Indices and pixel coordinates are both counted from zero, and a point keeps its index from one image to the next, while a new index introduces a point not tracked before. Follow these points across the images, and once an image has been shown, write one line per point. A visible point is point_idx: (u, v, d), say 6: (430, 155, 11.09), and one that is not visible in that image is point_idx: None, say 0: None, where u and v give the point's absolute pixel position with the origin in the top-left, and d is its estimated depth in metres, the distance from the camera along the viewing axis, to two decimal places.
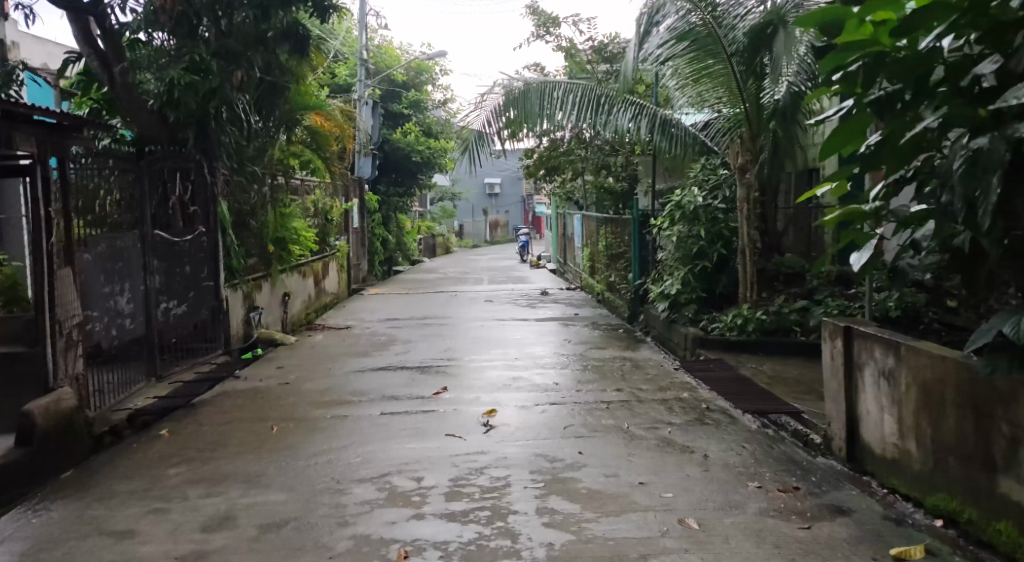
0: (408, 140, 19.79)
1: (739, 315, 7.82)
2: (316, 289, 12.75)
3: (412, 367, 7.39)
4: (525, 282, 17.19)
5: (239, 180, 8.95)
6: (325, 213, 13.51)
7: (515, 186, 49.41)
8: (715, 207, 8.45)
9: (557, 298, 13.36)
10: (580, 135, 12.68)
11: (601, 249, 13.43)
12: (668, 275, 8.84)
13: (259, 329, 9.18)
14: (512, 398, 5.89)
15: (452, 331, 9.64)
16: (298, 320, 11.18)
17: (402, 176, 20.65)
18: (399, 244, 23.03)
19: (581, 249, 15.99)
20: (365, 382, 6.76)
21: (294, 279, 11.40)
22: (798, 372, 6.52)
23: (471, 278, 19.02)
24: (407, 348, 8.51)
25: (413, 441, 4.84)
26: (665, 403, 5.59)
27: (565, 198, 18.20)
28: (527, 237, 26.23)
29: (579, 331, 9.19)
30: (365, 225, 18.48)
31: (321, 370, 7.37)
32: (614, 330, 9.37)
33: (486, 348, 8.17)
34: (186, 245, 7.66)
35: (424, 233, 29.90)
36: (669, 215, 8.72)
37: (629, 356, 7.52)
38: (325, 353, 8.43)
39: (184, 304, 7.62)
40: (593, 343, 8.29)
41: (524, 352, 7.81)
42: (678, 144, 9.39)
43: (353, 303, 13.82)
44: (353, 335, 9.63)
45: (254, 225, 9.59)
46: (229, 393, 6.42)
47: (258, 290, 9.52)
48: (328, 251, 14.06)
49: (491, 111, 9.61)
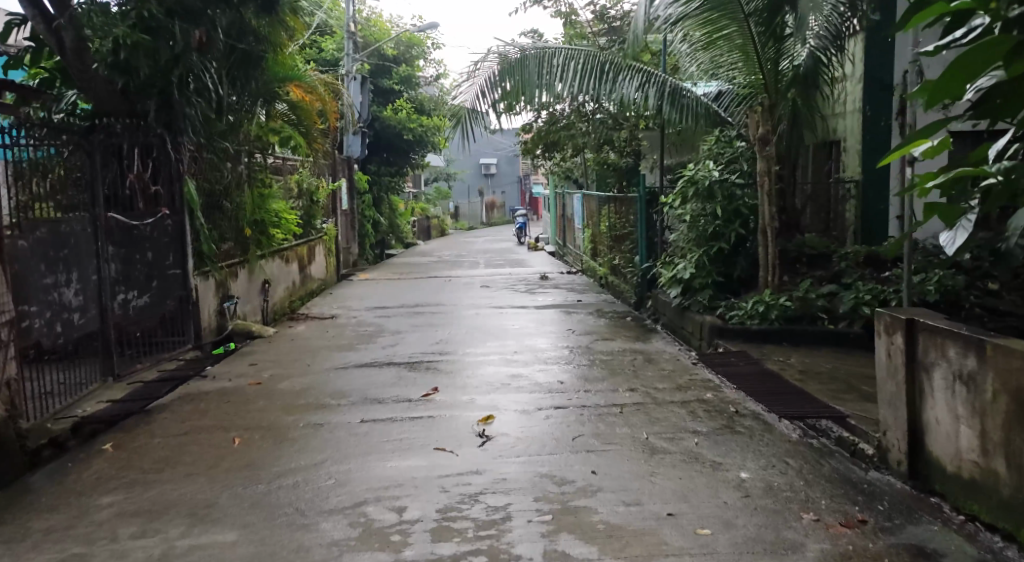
0: (400, 117, 19.00)
1: (760, 302, 7.11)
2: (301, 274, 12.01)
3: (400, 362, 6.67)
4: (523, 265, 16.48)
5: (208, 157, 8.20)
6: (310, 195, 12.75)
7: (511, 166, 48.61)
8: (732, 182, 7.71)
9: (558, 282, 12.63)
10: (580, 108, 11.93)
11: (604, 230, 12.72)
12: (680, 257, 8.12)
13: (235, 321, 8.46)
14: (512, 401, 5.18)
15: (446, 320, 8.91)
16: (280, 309, 10.47)
17: (394, 156, 19.85)
18: (392, 226, 22.25)
19: (582, 230, 15.26)
20: (347, 381, 6.04)
21: (276, 264, 10.66)
22: (832, 366, 5.81)
23: (467, 261, 18.28)
24: (396, 340, 7.79)
25: (397, 457, 4.12)
26: (686, 406, 4.87)
27: (564, 177, 17.43)
28: (524, 218, 25.47)
29: (583, 319, 8.47)
30: (356, 207, 17.71)
31: (299, 367, 6.64)
32: (619, 318, 8.67)
33: (482, 339, 7.45)
34: (147, 229, 6.93)
35: (418, 215, 29.13)
36: (680, 192, 7.99)
37: (640, 348, 6.79)
38: (306, 346, 7.71)
39: (146, 294, 6.90)
40: (598, 334, 7.57)
41: (524, 344, 7.10)
42: (688, 115, 8.63)
43: (342, 289, 13.08)
44: (337, 325, 8.89)
45: (228, 207, 8.82)
46: (191, 396, 5.70)
47: (235, 278, 8.79)
48: (314, 235, 13.31)
49: (485, 81, 8.71)
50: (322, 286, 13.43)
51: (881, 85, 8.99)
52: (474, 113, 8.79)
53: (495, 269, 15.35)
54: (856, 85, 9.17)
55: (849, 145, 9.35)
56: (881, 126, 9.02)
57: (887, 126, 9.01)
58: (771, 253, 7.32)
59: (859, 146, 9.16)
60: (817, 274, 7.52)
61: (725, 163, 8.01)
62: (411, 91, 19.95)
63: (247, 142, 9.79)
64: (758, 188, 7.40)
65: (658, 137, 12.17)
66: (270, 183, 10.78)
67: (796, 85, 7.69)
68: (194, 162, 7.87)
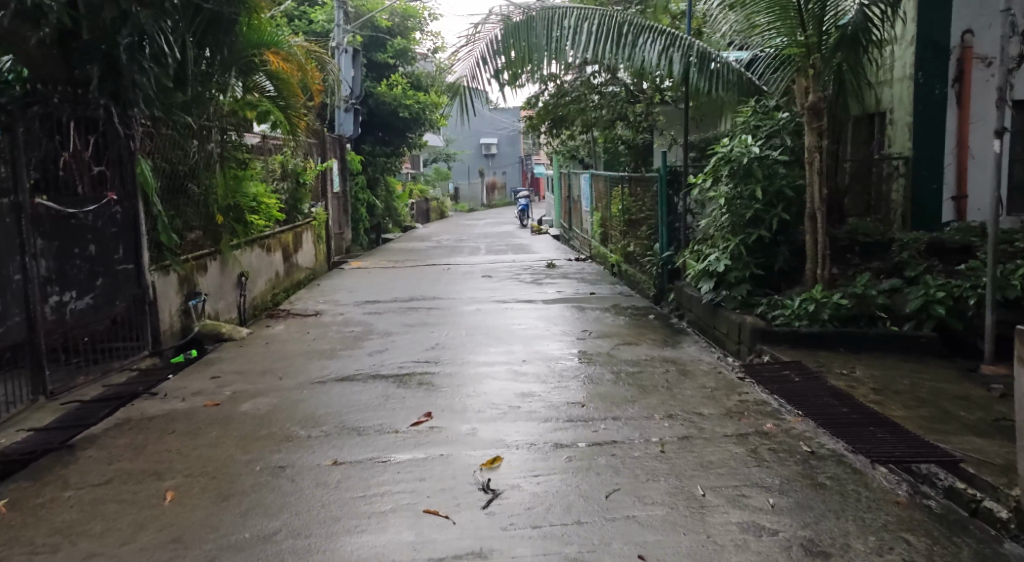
0: (396, 93, 17.90)
1: (810, 301, 6.05)
2: (285, 264, 10.96)
3: (389, 375, 5.64)
4: (527, 251, 15.43)
5: (165, 133, 7.10)
6: (296, 176, 11.66)
7: (512, 146, 47.46)
8: (773, 158, 6.64)
9: (566, 271, 11.60)
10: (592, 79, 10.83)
11: (617, 214, 11.68)
12: (713, 247, 7.08)
13: (203, 320, 7.42)
14: (524, 434, 4.15)
15: (443, 318, 7.88)
16: (260, 304, 9.45)
17: (389, 135, 18.74)
18: (388, 209, 21.16)
19: (590, 214, 14.21)
20: (322, 401, 5.01)
21: (256, 254, 9.62)
22: (911, 383, 4.79)
23: (467, 247, 17.26)
24: (386, 344, 6.77)
25: (372, 529, 3.10)
26: (745, 444, 3.85)
27: (570, 156, 16.35)
28: (527, 199, 24.39)
29: (599, 317, 7.43)
30: (348, 189, 16.64)
31: (268, 380, 5.61)
32: (640, 315, 7.64)
33: (484, 344, 6.43)
34: (89, 218, 5.90)
35: (417, 197, 28.10)
36: (713, 172, 6.94)
37: (671, 356, 5.77)
38: (282, 351, 6.68)
39: (88, 296, 5.86)
40: (619, 337, 6.53)
41: (534, 351, 6.07)
42: (718, 84, 7.54)
43: (330, 279, 12.03)
44: (320, 325, 7.86)
45: (195, 190, 7.75)
46: (132, 421, 4.67)
47: (204, 271, 7.76)
48: (301, 221, 12.27)
49: (486, 47, 7.58)
50: (310, 277, 12.39)
51: (938, 48, 7.79)
52: (474, 92, 7.68)
53: (497, 256, 14.31)
54: (907, 46, 7.98)
55: (896, 116, 8.19)
56: (936, 95, 7.86)
57: (943, 95, 7.84)
58: (822, 244, 6.26)
59: (909, 118, 8.00)
60: (874, 266, 6.47)
61: (764, 137, 6.77)
62: (406, 66, 18.79)
63: (220, 117, 8.73)
64: (805, 167, 6.29)
65: (677, 112, 11.08)
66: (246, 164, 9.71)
67: (842, 47, 6.72)
68: (149, 139, 6.78)
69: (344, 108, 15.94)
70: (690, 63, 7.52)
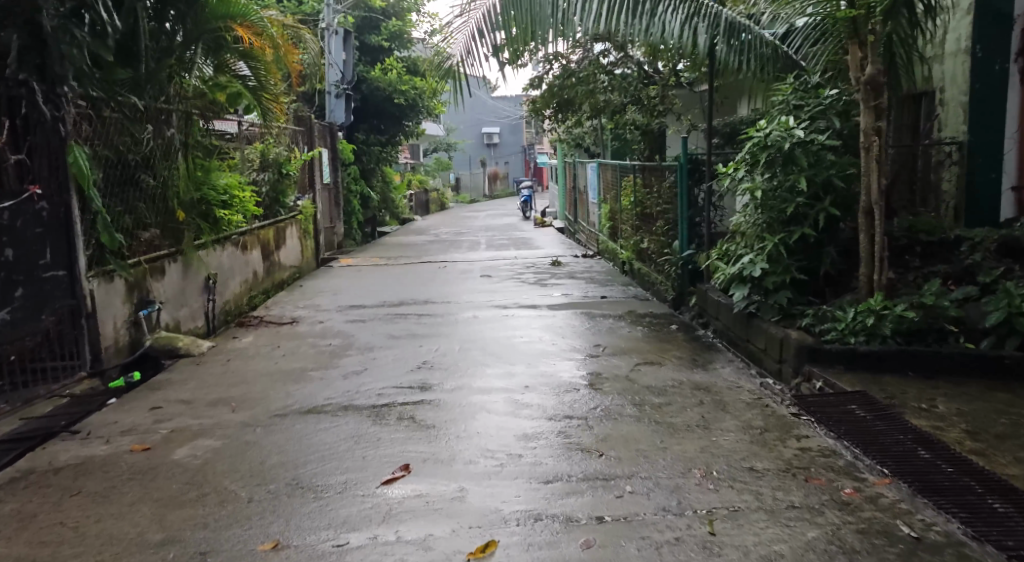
0: (390, 78, 16.93)
1: (866, 312, 5.08)
2: (265, 264, 10.01)
3: (364, 406, 4.68)
4: (531, 246, 14.46)
5: (108, 116, 6.12)
6: (279, 166, 10.68)
7: (515, 135, 46.40)
8: (819, 143, 5.60)
9: (573, 269, 10.64)
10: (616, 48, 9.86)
11: (628, 206, 10.70)
12: (745, 247, 6.09)
13: (158, 332, 6.45)
14: (527, 502, 3.19)
15: (434, 328, 6.92)
16: (233, 309, 8.52)
17: (384, 123, 17.77)
18: (385, 202, 20.19)
19: (597, 207, 13.24)
20: (276, 444, 4.05)
21: (229, 253, 8.68)
22: (1012, 422, 3.81)
23: (466, 241, 16.30)
24: (366, 362, 5.81)
25: None
26: (821, 526, 2.88)
27: (574, 145, 15.38)
28: (530, 191, 23.44)
29: (613, 328, 6.47)
30: (340, 180, 15.68)
31: (217, 413, 4.65)
32: (659, 324, 6.68)
33: (480, 364, 5.46)
34: (4, 216, 5.01)
35: (416, 188, 27.10)
36: (749, 159, 5.97)
37: (704, 382, 4.80)
38: (245, 371, 5.73)
39: (3, 309, 4.99)
40: (638, 355, 5.57)
41: (538, 374, 5.11)
42: (749, 58, 6.57)
43: (317, 279, 11.09)
44: (294, 335, 6.89)
45: (149, 183, 6.75)
46: (34, 475, 3.73)
47: (161, 276, 6.81)
48: (285, 215, 11.31)
49: (483, 18, 6.38)
50: (294, 276, 11.44)
51: (999, 16, 6.67)
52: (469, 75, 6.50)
53: (497, 252, 13.35)
54: (961, 16, 6.88)
55: (946, 96, 7.09)
56: (995, 71, 6.75)
57: (1004, 70, 6.74)
58: (879, 246, 5.25)
59: (963, 97, 6.89)
60: (939, 269, 5.46)
61: (807, 119, 5.75)
62: (402, 50, 17.78)
63: (182, 100, 7.74)
64: (860, 153, 5.28)
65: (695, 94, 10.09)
66: (218, 155, 8.76)
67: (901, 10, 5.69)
68: (86, 124, 5.82)
69: (335, 94, 14.98)
70: (718, 33, 6.53)
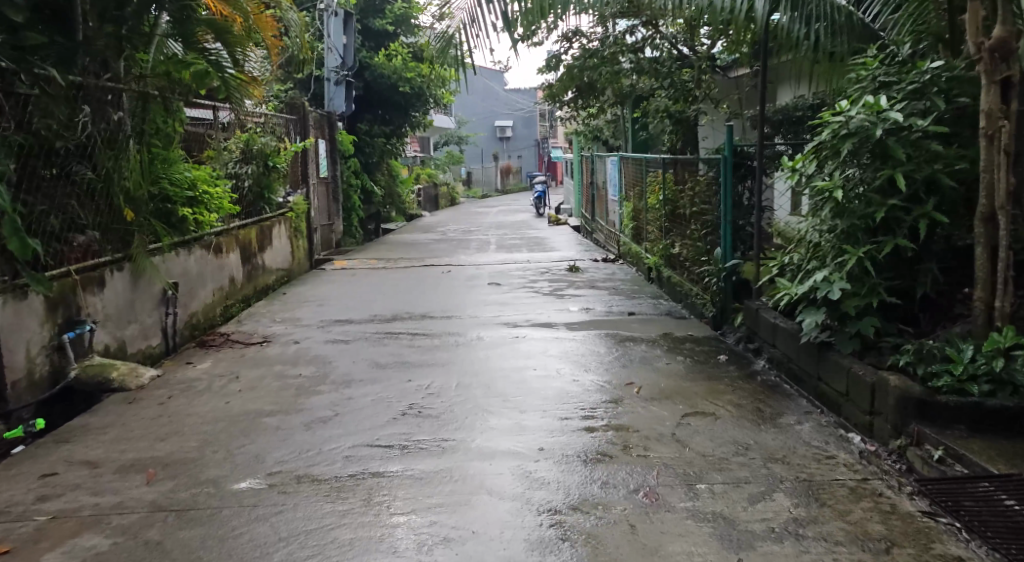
0: (396, 65, 15.68)
1: (991, 352, 3.86)
2: (245, 268, 8.84)
3: (326, 477, 3.51)
4: (545, 247, 13.25)
5: (27, 93, 5.01)
6: (264, 158, 9.51)
7: (529, 128, 45.12)
8: (920, 129, 4.38)
9: (592, 276, 9.43)
10: (646, 21, 8.64)
11: (656, 205, 9.47)
12: (817, 261, 4.86)
13: (90, 358, 5.23)
14: None
15: (429, 354, 5.74)
16: (202, 323, 7.37)
17: (388, 113, 16.58)
18: (390, 197, 18.99)
19: (618, 204, 11.98)
20: (193, 549, 2.89)
21: (199, 258, 7.51)
22: None
23: (475, 240, 15.11)
24: (340, 402, 4.63)
25: None
26: None
27: (591, 138, 14.13)
28: (544, 185, 22.20)
29: (648, 360, 5.26)
30: (339, 173, 14.48)
31: (128, 485, 3.48)
32: (704, 352, 5.47)
33: (483, 412, 4.28)
34: None
35: (425, 182, 25.86)
36: (827, 150, 4.74)
37: (780, 450, 3.59)
38: (186, 412, 4.54)
39: None
40: (686, 402, 4.35)
41: (558, 430, 3.94)
42: (819, 27, 5.36)
43: (305, 284, 9.91)
44: (261, 360, 5.71)
45: (86, 176, 5.63)
46: None
47: (100, 288, 5.63)
48: (272, 213, 10.12)
49: None
50: (281, 280, 10.27)
51: None
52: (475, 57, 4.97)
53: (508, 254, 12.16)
54: None
55: None
56: None
57: None
58: (1003, 263, 4.03)
59: None
60: None
61: (901, 99, 4.55)
62: (408, 35, 16.49)
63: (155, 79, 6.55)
64: (983, 143, 4.07)
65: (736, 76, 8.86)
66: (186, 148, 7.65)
67: None
68: None
69: (334, 81, 13.80)
70: (778, 1, 5.38)
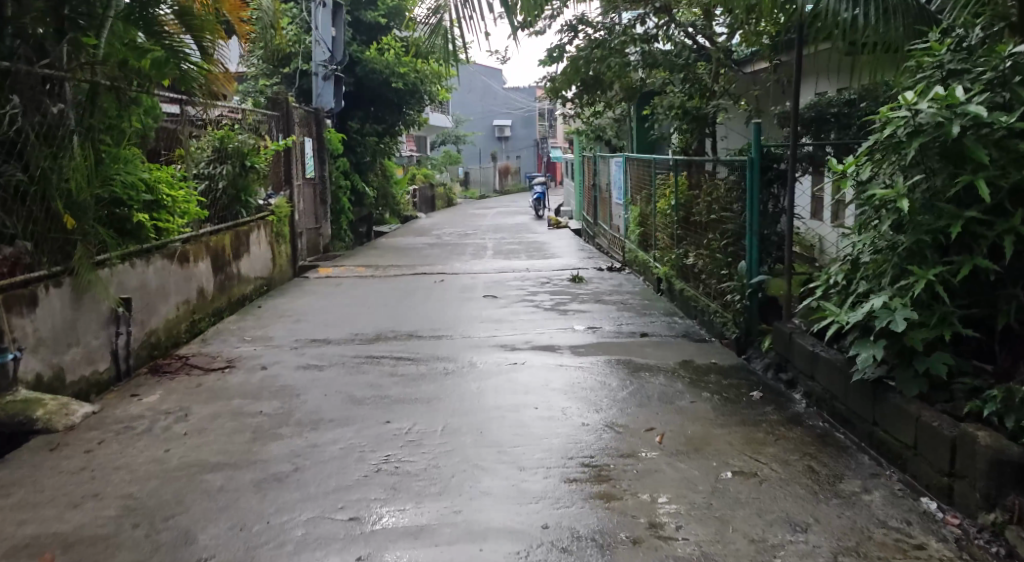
0: (388, 59, 14.85)
1: None
2: (217, 278, 8.05)
3: None
4: (545, 253, 12.48)
5: None
6: (241, 158, 8.79)
7: (528, 128, 44.35)
8: (1003, 127, 3.61)
9: (597, 288, 8.66)
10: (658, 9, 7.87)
11: (666, 211, 8.71)
12: (872, 282, 4.10)
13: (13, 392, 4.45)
14: None
15: (413, 385, 4.97)
16: (163, 342, 6.58)
17: (380, 111, 15.78)
18: (382, 198, 18.17)
19: (623, 209, 11.20)
20: None
21: (161, 269, 6.72)
22: None
23: (471, 245, 14.33)
24: (302, 451, 3.86)
25: None
26: None
27: (594, 138, 13.37)
28: (544, 187, 21.44)
29: (668, 398, 4.49)
30: (328, 173, 13.70)
31: None
32: (732, 387, 4.70)
33: (472, 470, 3.53)
34: None
35: (421, 183, 25.09)
36: (886, 149, 3.97)
37: (850, 535, 2.82)
38: (116, 463, 3.76)
39: None
40: (720, 458, 3.57)
41: (564, 499, 3.19)
42: (868, 7, 4.68)
43: (286, 295, 9.12)
44: (218, 391, 4.93)
45: (17, 177, 4.92)
46: None
47: (31, 307, 4.86)
48: (250, 217, 9.31)
49: None
50: (260, 290, 9.46)
51: None
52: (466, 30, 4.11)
53: (506, 261, 11.38)
54: None
55: None
56: None
57: None
58: None
59: None
60: None
61: (978, 90, 3.79)
62: (401, 28, 15.68)
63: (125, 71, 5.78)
64: None
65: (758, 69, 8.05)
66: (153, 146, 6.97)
67: None
68: None
69: (323, 76, 13.03)
70: None
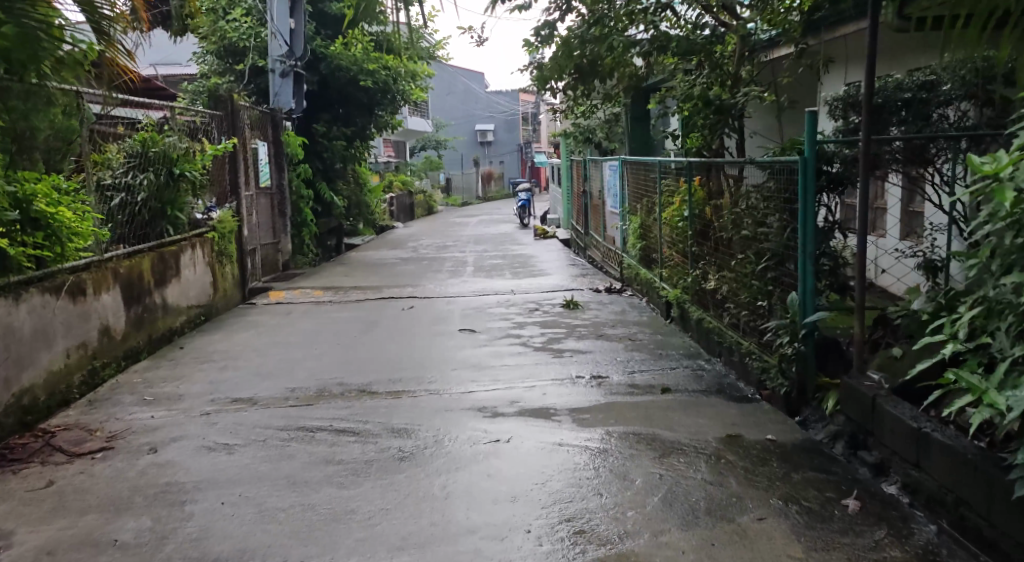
0: (355, 54, 13.38)
1: None
2: (131, 311, 6.51)
3: None
4: (532, 269, 11.04)
5: None
6: (166, 164, 7.32)
7: (511, 132, 42.89)
8: None
9: (596, 317, 7.21)
10: None
11: (675, 223, 7.25)
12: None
13: None
14: None
15: (352, 483, 3.50)
16: (42, 403, 5.05)
17: (349, 111, 14.27)
18: (354, 207, 16.54)
19: (620, 219, 9.74)
20: None
21: (42, 307, 5.19)
22: None
23: (449, 260, 12.82)
24: None
25: None
26: None
27: (584, 140, 11.95)
28: (528, 193, 19.96)
29: (721, 514, 3.05)
30: (287, 182, 12.20)
31: None
32: (807, 487, 3.27)
33: None
34: None
35: (398, 190, 23.50)
36: None
37: None
38: None
39: None
40: None
41: None
42: None
43: (224, 328, 7.62)
44: (72, 498, 3.44)
45: None
46: None
47: None
48: (180, 234, 7.76)
49: None
50: (195, 321, 7.91)
51: None
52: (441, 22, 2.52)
53: (487, 280, 9.92)
54: None
55: None
56: None
57: None
58: None
59: None
60: None
61: None
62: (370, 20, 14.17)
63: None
64: None
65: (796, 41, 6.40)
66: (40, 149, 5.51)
67: None
68: None
69: (280, 72, 11.53)
70: None
